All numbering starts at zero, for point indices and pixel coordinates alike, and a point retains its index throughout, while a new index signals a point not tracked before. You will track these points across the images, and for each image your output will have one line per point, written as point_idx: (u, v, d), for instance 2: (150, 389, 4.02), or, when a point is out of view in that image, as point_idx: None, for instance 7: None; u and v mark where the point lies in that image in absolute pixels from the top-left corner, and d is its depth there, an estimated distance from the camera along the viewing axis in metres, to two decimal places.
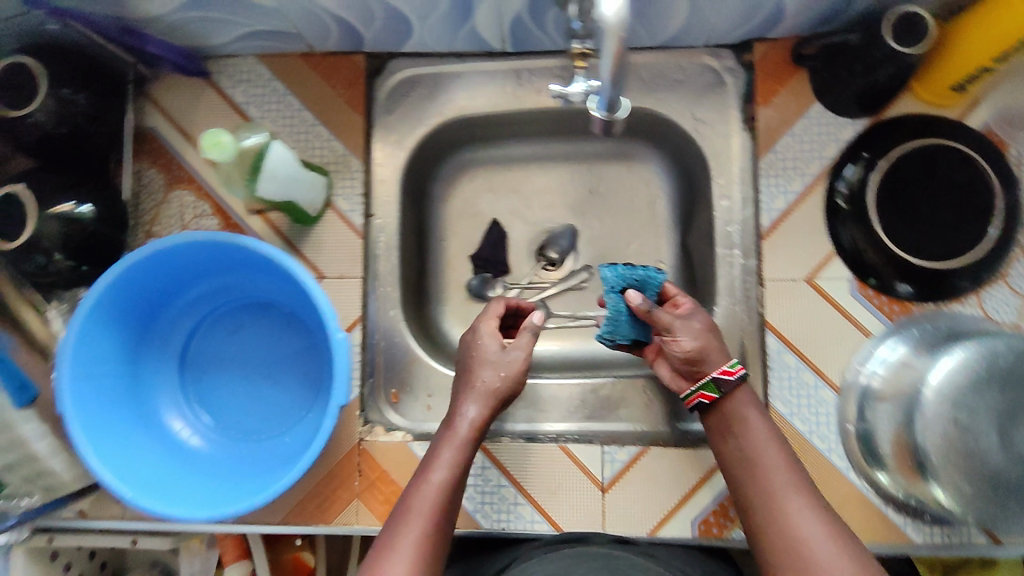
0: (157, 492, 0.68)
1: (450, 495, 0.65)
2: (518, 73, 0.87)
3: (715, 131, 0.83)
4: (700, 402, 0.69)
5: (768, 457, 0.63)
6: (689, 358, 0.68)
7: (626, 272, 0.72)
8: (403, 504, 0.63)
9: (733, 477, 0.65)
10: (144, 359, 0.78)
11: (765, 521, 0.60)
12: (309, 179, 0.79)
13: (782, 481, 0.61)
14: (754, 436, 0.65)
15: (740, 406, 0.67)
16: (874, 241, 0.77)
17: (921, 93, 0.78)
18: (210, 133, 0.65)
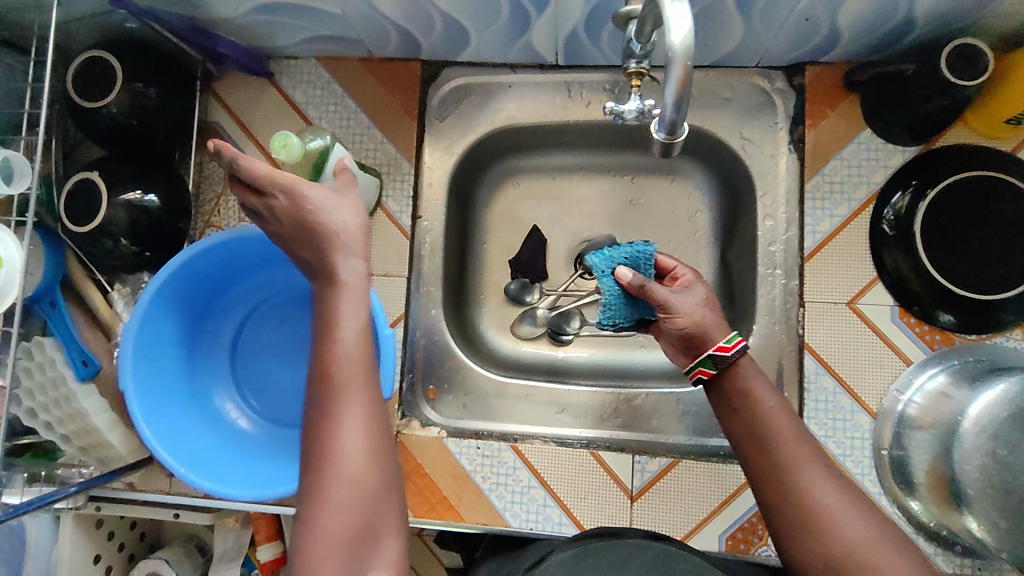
0: (210, 471, 0.72)
1: (367, 361, 0.56)
2: (568, 85, 0.89)
3: (761, 150, 0.84)
4: (700, 378, 0.66)
5: (784, 434, 0.61)
6: (685, 335, 0.66)
7: (612, 254, 0.75)
8: (321, 377, 0.55)
9: (745, 456, 0.62)
10: (201, 345, 0.81)
11: (780, 496, 0.58)
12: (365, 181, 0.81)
13: (796, 454, 0.60)
14: (765, 409, 0.62)
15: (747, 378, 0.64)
16: (918, 269, 0.76)
17: (973, 124, 0.78)
18: (280, 135, 0.67)
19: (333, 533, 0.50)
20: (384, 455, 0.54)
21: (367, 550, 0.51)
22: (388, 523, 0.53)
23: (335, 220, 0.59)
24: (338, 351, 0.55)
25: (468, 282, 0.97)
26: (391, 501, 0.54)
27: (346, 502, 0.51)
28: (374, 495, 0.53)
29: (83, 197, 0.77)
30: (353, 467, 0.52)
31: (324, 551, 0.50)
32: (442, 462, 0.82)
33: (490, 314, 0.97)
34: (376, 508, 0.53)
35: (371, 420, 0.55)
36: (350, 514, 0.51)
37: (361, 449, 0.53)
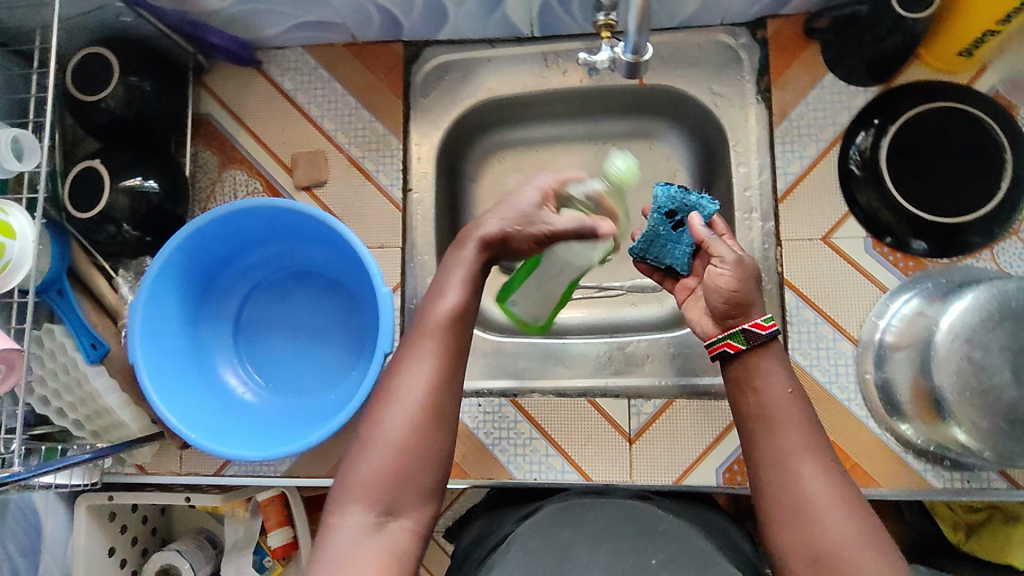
0: (218, 438, 0.75)
1: (453, 335, 0.62)
2: (545, 55, 0.93)
3: (731, 103, 0.88)
4: (723, 352, 0.62)
5: (791, 417, 0.59)
6: (734, 297, 0.61)
7: (677, 195, 0.68)
8: (413, 336, 0.62)
9: (749, 436, 0.60)
10: (204, 322, 0.84)
11: (778, 489, 0.56)
12: (541, 304, 0.85)
13: (801, 445, 0.57)
14: (775, 394, 0.60)
15: (764, 360, 0.61)
16: (889, 201, 0.80)
17: (930, 61, 0.82)
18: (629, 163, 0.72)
19: (375, 466, 0.56)
20: (441, 417, 0.59)
21: (398, 492, 0.56)
22: (427, 478, 0.57)
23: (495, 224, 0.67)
24: (431, 319, 0.62)
25: None
26: (433, 461, 0.58)
27: (394, 444, 0.57)
28: (421, 450, 0.57)
29: (87, 186, 0.81)
30: (411, 418, 0.58)
31: (365, 479, 0.56)
32: None
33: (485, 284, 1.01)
34: (419, 461, 0.57)
35: (437, 382, 0.59)
36: (391, 456, 0.56)
37: (420, 404, 0.58)
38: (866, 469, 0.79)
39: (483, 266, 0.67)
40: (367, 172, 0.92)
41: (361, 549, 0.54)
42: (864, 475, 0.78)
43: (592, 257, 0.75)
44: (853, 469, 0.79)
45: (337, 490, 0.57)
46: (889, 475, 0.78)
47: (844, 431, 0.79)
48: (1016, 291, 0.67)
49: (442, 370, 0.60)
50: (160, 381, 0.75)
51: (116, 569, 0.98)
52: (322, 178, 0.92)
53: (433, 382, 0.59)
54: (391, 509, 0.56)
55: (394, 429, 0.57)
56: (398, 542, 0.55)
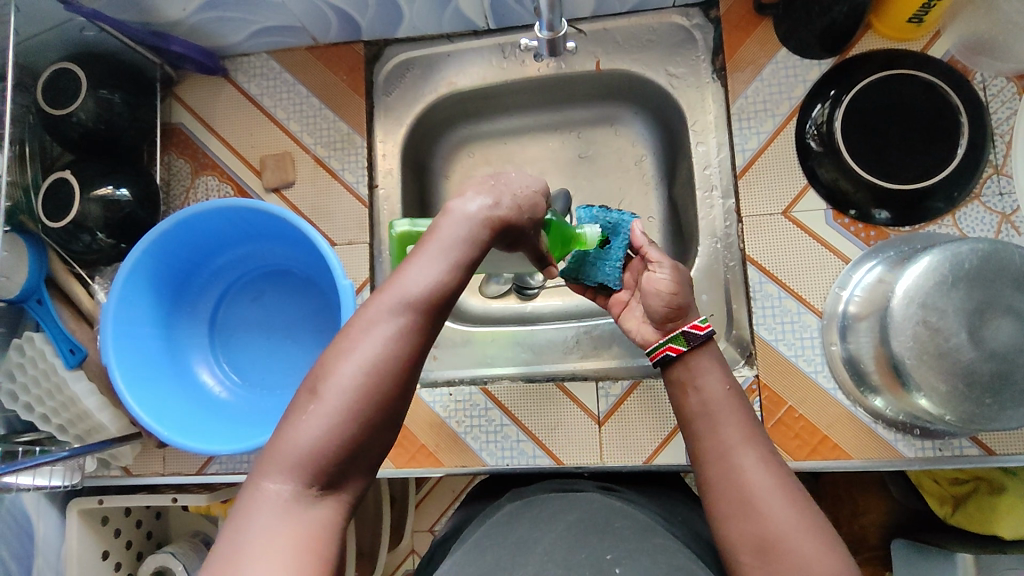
0: (190, 434, 0.76)
1: (435, 295, 0.49)
2: (502, 47, 0.95)
3: (687, 84, 0.89)
4: (667, 355, 0.69)
5: (730, 411, 0.65)
6: (675, 297, 0.71)
7: (600, 213, 0.76)
8: (392, 279, 0.49)
9: (694, 433, 0.66)
10: (180, 323, 0.86)
11: (721, 483, 0.61)
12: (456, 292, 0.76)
13: (740, 437, 0.63)
14: (714, 392, 0.67)
15: (704, 360, 0.69)
16: (848, 173, 0.80)
17: (881, 30, 0.82)
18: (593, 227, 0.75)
19: (315, 434, 0.45)
20: (403, 387, 0.47)
21: (339, 468, 0.46)
22: (377, 449, 0.47)
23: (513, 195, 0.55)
24: (409, 277, 0.49)
25: None
26: (380, 435, 0.47)
27: (337, 412, 0.45)
28: (372, 424, 0.46)
29: (60, 196, 0.83)
30: (363, 384, 0.46)
31: (296, 450, 0.45)
32: (416, 411, 0.86)
33: None
34: (368, 435, 0.46)
35: (402, 349, 0.47)
36: (332, 425, 0.45)
37: (380, 374, 0.46)
38: (837, 442, 0.78)
39: (492, 228, 0.52)
40: (333, 170, 0.94)
41: (277, 526, 0.43)
42: (834, 448, 0.78)
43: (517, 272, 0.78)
44: (822, 443, 0.78)
45: (267, 451, 0.46)
46: (860, 447, 0.78)
47: (813, 404, 0.79)
48: (970, 252, 0.67)
49: (408, 338, 0.47)
50: (129, 373, 0.76)
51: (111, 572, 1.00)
52: (290, 178, 0.94)
53: (397, 347, 0.47)
54: (324, 489, 0.45)
55: (340, 394, 0.46)
56: (325, 526, 0.45)
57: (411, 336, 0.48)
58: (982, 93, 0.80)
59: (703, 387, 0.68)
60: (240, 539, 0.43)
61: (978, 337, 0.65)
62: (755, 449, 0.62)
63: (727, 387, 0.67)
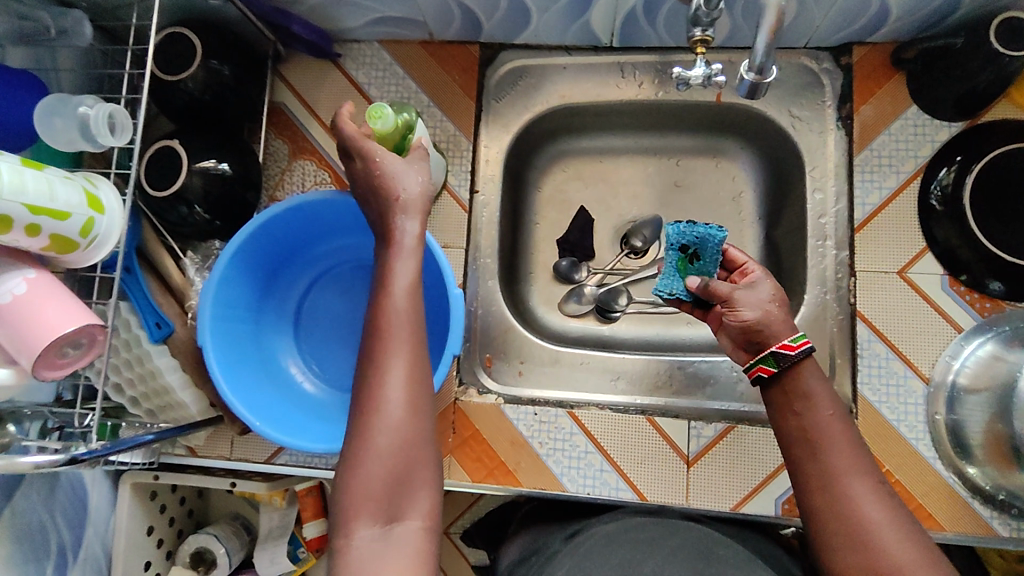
0: (279, 424, 0.74)
1: (411, 320, 0.58)
2: (621, 66, 0.93)
3: (810, 128, 0.87)
4: (759, 376, 0.65)
5: (834, 437, 0.61)
6: (749, 329, 0.64)
7: (685, 228, 0.71)
8: (368, 325, 0.58)
9: (795, 460, 0.63)
10: (267, 309, 0.84)
11: (829, 514, 0.59)
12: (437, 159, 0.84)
13: (849, 463, 0.60)
14: (820, 416, 0.63)
15: (805, 378, 0.64)
16: (968, 238, 0.78)
17: (1017, 99, 0.81)
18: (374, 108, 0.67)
19: (373, 472, 0.53)
20: (425, 405, 0.56)
21: (404, 496, 0.54)
22: (429, 461, 0.56)
23: (405, 183, 0.63)
24: (387, 300, 0.58)
25: (519, 260, 1.01)
26: (428, 450, 0.56)
27: (382, 450, 0.54)
28: (413, 444, 0.55)
29: (164, 164, 0.80)
30: (394, 415, 0.54)
31: (361, 498, 0.53)
32: (498, 427, 0.84)
33: (539, 291, 1.01)
34: (415, 455, 0.55)
35: (409, 376, 0.56)
36: (385, 462, 0.53)
37: (402, 401, 0.55)
38: (931, 512, 0.77)
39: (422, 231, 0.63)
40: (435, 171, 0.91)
41: (378, 563, 0.51)
42: (929, 517, 0.77)
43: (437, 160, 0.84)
44: (918, 510, 0.77)
45: (335, 510, 0.54)
46: (953, 519, 0.77)
47: (910, 470, 0.78)
48: None
49: (409, 363, 0.56)
50: (221, 355, 0.74)
51: (153, 549, 0.99)
52: None
53: (405, 378, 0.56)
54: (399, 513, 0.54)
55: (378, 438, 0.54)
56: (413, 546, 0.53)
57: (408, 349, 0.57)
58: None
59: (808, 409, 0.63)
60: None
61: None
62: (867, 477, 0.60)
63: (831, 411, 0.62)
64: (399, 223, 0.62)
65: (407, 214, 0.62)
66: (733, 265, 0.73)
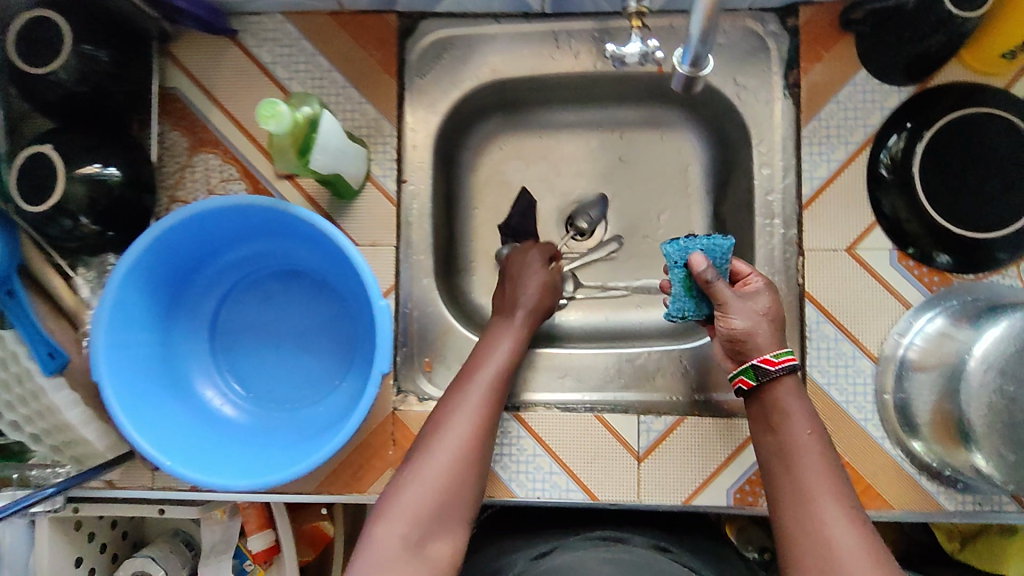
0: (195, 461, 0.67)
1: (488, 406, 0.72)
2: (555, 35, 0.85)
3: (756, 97, 0.82)
4: (740, 387, 0.68)
5: (810, 454, 0.63)
6: (736, 339, 0.67)
7: (687, 244, 0.71)
8: (462, 380, 0.73)
9: (771, 475, 0.65)
10: (176, 328, 0.76)
11: (797, 533, 0.60)
12: (354, 153, 0.74)
13: (822, 484, 0.61)
14: (795, 433, 0.64)
15: (782, 396, 0.66)
16: (918, 212, 0.76)
17: (970, 62, 0.78)
18: (267, 103, 0.57)
19: (426, 485, 0.65)
20: (474, 467, 0.68)
21: (442, 519, 0.64)
22: (462, 514, 0.66)
23: (534, 273, 0.83)
24: (485, 360, 0.75)
25: (457, 250, 0.94)
26: (463, 505, 0.67)
27: (440, 470, 0.66)
28: (461, 481, 0.67)
29: (36, 173, 0.69)
30: (457, 448, 0.68)
31: (407, 505, 0.64)
32: None
33: (481, 281, 0.95)
34: (461, 490, 0.67)
35: (469, 440, 0.69)
36: (437, 484, 0.65)
37: (467, 441, 0.68)
38: (879, 491, 0.77)
39: (533, 312, 0.81)
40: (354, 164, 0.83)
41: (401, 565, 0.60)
42: (877, 497, 0.77)
43: (359, 167, 0.77)
44: (866, 491, 0.77)
45: (381, 507, 0.65)
46: (900, 496, 0.77)
47: (859, 451, 0.78)
48: None
49: (473, 431, 0.69)
50: (122, 388, 0.67)
51: None
52: None
53: (466, 442, 0.68)
54: (432, 536, 0.63)
55: (433, 475, 0.66)
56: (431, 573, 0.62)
57: (486, 403, 0.72)
58: None
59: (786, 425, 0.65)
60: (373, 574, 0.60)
61: None
62: (838, 499, 0.60)
63: (809, 429, 0.64)
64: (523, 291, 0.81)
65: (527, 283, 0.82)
66: (734, 273, 0.74)
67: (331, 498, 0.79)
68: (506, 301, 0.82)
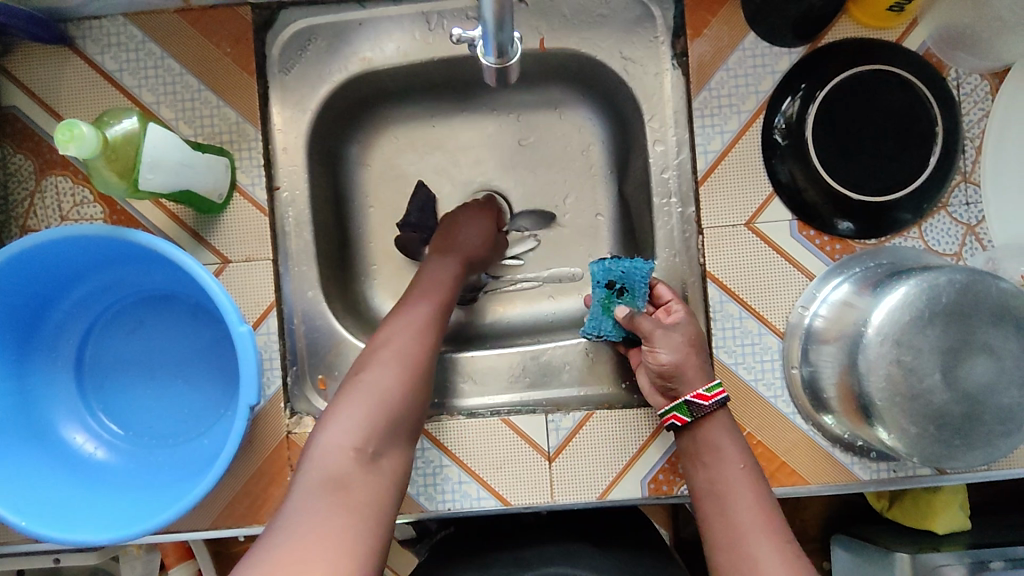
0: (60, 517, 0.62)
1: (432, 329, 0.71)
2: (427, 16, 0.79)
3: (645, 70, 0.78)
4: (673, 424, 0.69)
5: (739, 488, 0.64)
6: (664, 371, 0.69)
7: (611, 265, 0.75)
8: (405, 305, 0.72)
9: (707, 516, 0.64)
10: (33, 371, 0.70)
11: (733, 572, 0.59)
12: (206, 164, 0.68)
13: (754, 522, 0.61)
14: (725, 469, 0.65)
15: (712, 431, 0.67)
16: (813, 177, 0.73)
17: (859, 17, 0.74)
18: (65, 124, 0.52)
19: (375, 400, 0.62)
20: (417, 388, 0.66)
21: (389, 436, 0.62)
22: (407, 432, 0.65)
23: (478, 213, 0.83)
24: (426, 289, 0.74)
25: (354, 254, 0.88)
26: (407, 423, 0.65)
27: (388, 384, 0.64)
28: (408, 400, 0.65)
29: None
30: (406, 366, 0.66)
31: (355, 417, 0.61)
32: None
33: (383, 285, 0.89)
34: (408, 410, 0.65)
35: (411, 361, 0.66)
36: (385, 399, 0.63)
37: (413, 361, 0.67)
38: (794, 467, 0.76)
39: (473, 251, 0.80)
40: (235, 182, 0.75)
41: (353, 477, 0.58)
42: (792, 474, 0.76)
43: (223, 177, 0.72)
44: (781, 468, 0.76)
45: (326, 425, 0.61)
46: (816, 471, 0.76)
47: (771, 430, 0.76)
48: (948, 284, 0.63)
49: (412, 353, 0.67)
50: None
51: None
52: None
53: (417, 353, 0.67)
54: (380, 452, 0.61)
55: (378, 392, 0.63)
56: (384, 486, 0.60)
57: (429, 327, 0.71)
58: (956, 91, 0.74)
59: (717, 461, 0.66)
60: (322, 487, 0.56)
61: (953, 378, 0.62)
62: (769, 534, 0.60)
63: (739, 464, 0.65)
64: (464, 234, 0.81)
65: (470, 226, 0.82)
66: (658, 302, 0.75)
67: (232, 531, 0.75)
68: (440, 243, 0.80)
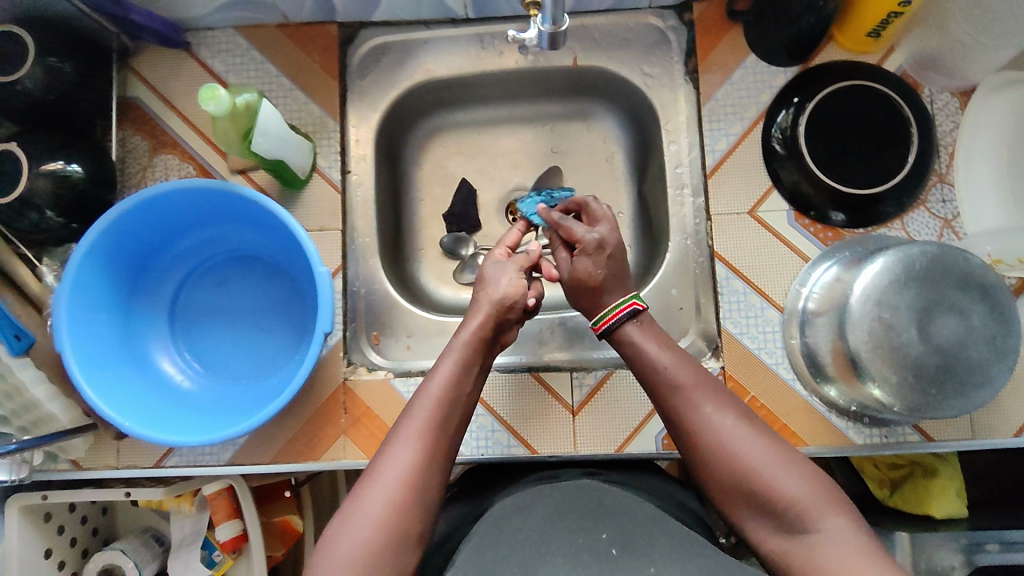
0: (153, 425, 0.73)
1: (432, 438, 0.65)
2: (480, 37, 0.95)
3: (661, 84, 0.93)
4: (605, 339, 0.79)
5: (679, 369, 0.70)
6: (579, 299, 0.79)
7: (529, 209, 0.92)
8: (405, 415, 0.67)
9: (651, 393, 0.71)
10: (135, 311, 0.82)
11: (715, 461, 0.64)
12: (297, 142, 0.81)
13: (695, 385, 0.68)
14: (659, 352, 0.71)
15: (634, 329, 0.73)
16: (807, 174, 0.85)
17: (843, 43, 0.88)
18: (208, 87, 0.67)
19: (361, 534, 0.60)
20: (411, 512, 0.61)
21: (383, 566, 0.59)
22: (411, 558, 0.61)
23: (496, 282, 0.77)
24: (429, 388, 0.68)
25: (405, 238, 1.01)
26: (422, 527, 0.62)
27: (378, 511, 0.61)
28: (399, 525, 0.60)
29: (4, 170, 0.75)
30: (396, 487, 0.62)
31: (346, 556, 0.59)
32: (390, 402, 0.85)
33: (429, 267, 1.01)
34: (404, 532, 0.61)
35: (409, 483, 0.62)
36: (375, 531, 0.60)
37: (406, 480, 0.62)
38: (795, 430, 0.84)
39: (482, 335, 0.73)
40: (316, 165, 0.90)
41: None
42: (792, 435, 0.84)
43: (304, 156, 0.85)
44: (783, 430, 0.84)
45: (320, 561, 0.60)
46: (814, 433, 0.84)
47: (773, 394, 0.85)
48: (921, 255, 0.72)
49: (429, 452, 0.65)
50: (81, 351, 0.73)
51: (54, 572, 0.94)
52: None
53: (412, 468, 0.63)
54: None
55: (369, 525, 0.60)
56: None
57: (429, 437, 0.65)
58: (930, 106, 0.87)
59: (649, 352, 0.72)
60: None
61: (927, 332, 0.71)
62: (712, 396, 0.68)
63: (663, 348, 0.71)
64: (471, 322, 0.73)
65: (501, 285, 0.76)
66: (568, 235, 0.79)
67: (289, 467, 0.84)
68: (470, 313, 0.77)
